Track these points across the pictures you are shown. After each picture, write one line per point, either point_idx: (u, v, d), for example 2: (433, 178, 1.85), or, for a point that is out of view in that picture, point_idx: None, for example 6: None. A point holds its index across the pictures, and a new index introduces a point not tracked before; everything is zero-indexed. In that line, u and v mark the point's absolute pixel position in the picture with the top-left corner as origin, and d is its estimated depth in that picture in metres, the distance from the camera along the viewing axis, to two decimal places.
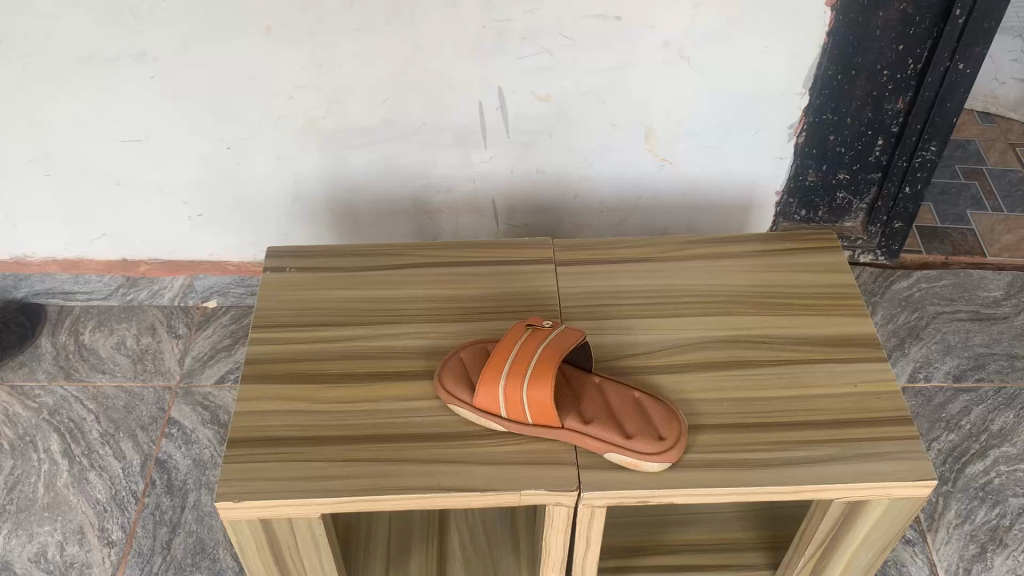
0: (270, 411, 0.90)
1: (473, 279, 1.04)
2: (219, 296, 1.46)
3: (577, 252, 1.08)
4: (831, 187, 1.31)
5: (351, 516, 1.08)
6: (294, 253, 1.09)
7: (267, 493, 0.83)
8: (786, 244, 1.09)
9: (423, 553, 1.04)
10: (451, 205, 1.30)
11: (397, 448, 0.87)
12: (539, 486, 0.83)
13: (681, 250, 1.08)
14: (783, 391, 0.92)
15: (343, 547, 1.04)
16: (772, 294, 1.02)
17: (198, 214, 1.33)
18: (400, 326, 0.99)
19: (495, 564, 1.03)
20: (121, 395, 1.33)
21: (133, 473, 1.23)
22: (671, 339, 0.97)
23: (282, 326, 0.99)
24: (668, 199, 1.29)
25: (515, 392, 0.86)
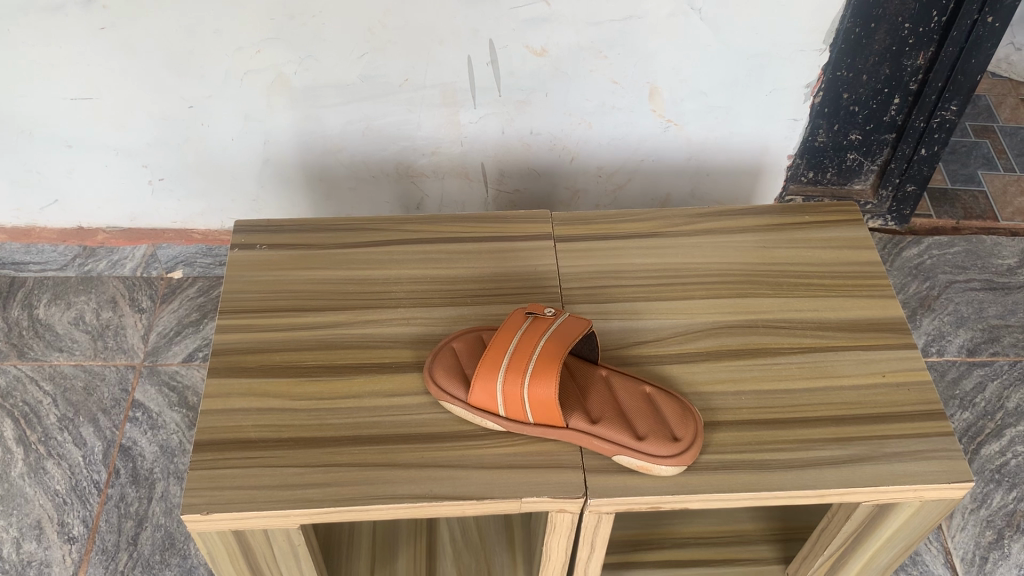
0: (241, 409, 0.81)
1: (464, 257, 0.95)
2: (185, 266, 1.35)
3: (578, 226, 0.98)
4: (842, 148, 1.27)
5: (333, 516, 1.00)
6: (265, 226, 0.99)
7: (238, 504, 0.74)
8: (803, 217, 1.00)
9: (411, 554, 0.96)
10: (436, 168, 1.19)
11: (382, 451, 0.78)
12: (541, 493, 0.75)
13: (691, 223, 0.99)
14: (806, 382, 0.84)
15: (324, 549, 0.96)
16: (790, 272, 0.94)
17: (159, 178, 1.22)
18: (385, 311, 0.89)
19: (489, 564, 0.96)
20: (80, 375, 1.23)
21: (94, 461, 1.14)
22: (681, 324, 0.88)
23: (252, 312, 0.89)
24: (672, 163, 1.19)
25: (515, 390, 0.77)
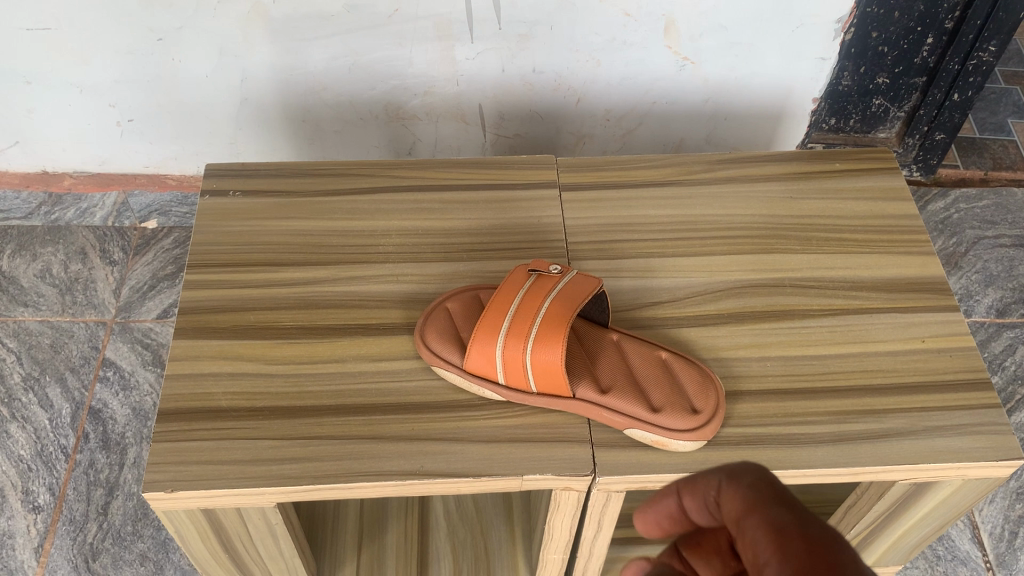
0: (211, 374, 0.73)
1: (460, 208, 0.86)
2: (160, 215, 1.25)
3: (586, 173, 0.89)
4: (868, 92, 1.18)
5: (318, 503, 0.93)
6: (240, 170, 0.89)
7: (205, 481, 0.67)
8: (834, 165, 0.90)
9: (401, 544, 0.90)
10: (429, 110, 1.10)
11: (368, 422, 0.70)
12: (544, 471, 0.68)
13: (710, 170, 0.90)
14: (838, 348, 0.76)
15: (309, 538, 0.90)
16: (819, 226, 0.85)
17: (129, 119, 1.12)
18: (372, 266, 0.81)
19: (488, 557, 0.90)
20: (47, 332, 1.14)
21: (61, 424, 1.06)
22: (699, 282, 0.80)
23: (224, 266, 0.80)
24: (687, 106, 1.10)
25: (517, 355, 0.69)
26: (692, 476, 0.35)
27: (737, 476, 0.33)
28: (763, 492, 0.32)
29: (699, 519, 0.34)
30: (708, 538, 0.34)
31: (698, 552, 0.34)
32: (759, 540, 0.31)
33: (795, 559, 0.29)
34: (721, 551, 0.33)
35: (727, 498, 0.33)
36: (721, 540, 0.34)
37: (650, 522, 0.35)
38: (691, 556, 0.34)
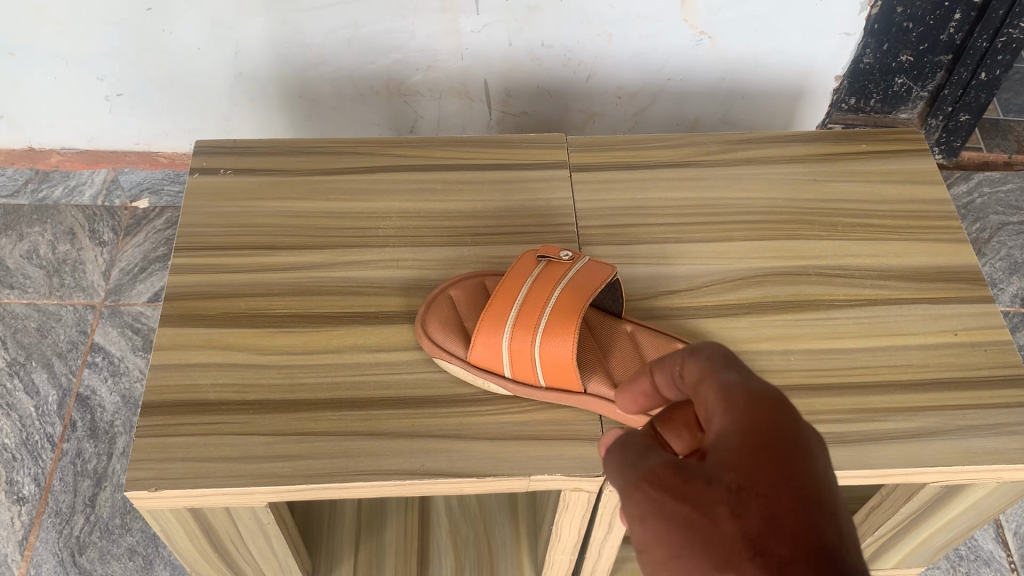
0: (200, 365, 0.68)
1: (463, 188, 0.81)
2: (151, 194, 1.21)
3: (598, 152, 0.84)
4: (890, 70, 1.06)
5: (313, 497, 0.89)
6: (231, 146, 0.84)
7: (192, 479, 0.62)
8: (859, 146, 0.85)
9: (399, 542, 0.86)
10: (431, 86, 1.04)
11: (365, 417, 0.66)
12: (553, 471, 0.63)
13: (729, 150, 0.85)
14: (866, 342, 0.71)
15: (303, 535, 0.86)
16: (845, 210, 0.80)
17: (117, 94, 1.06)
18: (370, 251, 0.76)
19: (492, 558, 0.86)
20: (33, 315, 1.10)
21: (48, 412, 1.02)
22: (718, 270, 0.75)
23: (215, 249, 0.76)
24: (702, 84, 1.04)
25: (524, 348, 0.65)
26: (664, 357, 0.39)
27: (697, 350, 0.37)
28: (718, 360, 0.36)
29: (672, 393, 0.38)
30: (677, 412, 0.37)
31: (670, 426, 0.37)
32: (711, 402, 0.34)
33: (736, 411, 0.33)
34: (688, 425, 0.37)
35: (685, 368, 0.36)
36: (689, 414, 0.37)
37: (630, 395, 0.40)
38: (664, 430, 0.37)
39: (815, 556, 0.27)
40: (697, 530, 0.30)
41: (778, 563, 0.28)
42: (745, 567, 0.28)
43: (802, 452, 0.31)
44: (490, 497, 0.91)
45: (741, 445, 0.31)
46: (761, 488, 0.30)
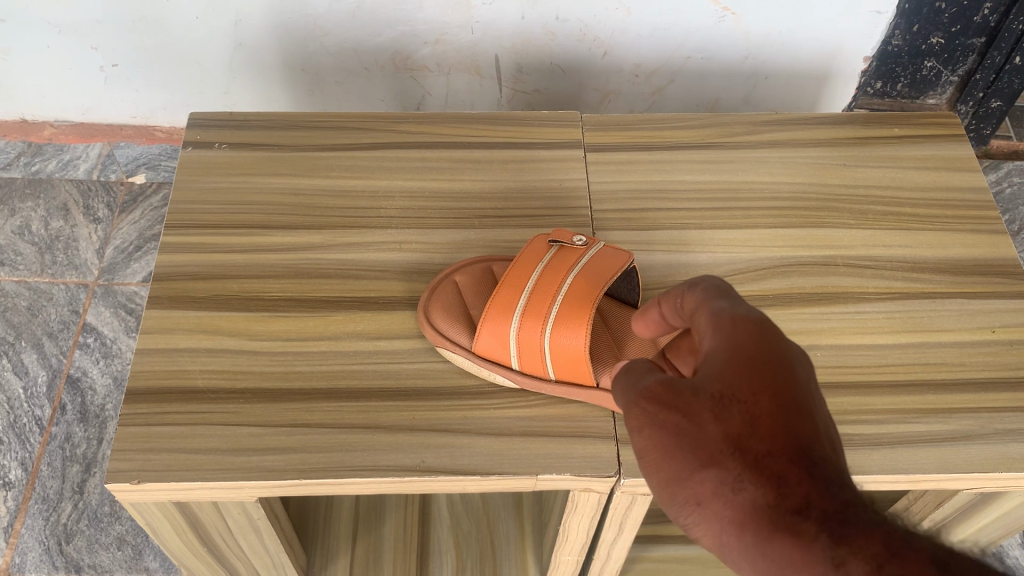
0: (188, 350, 0.64)
1: (471, 167, 0.76)
2: (148, 169, 1.17)
3: (615, 131, 0.79)
4: (920, 53, 0.97)
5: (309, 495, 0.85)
6: (227, 119, 0.80)
7: (177, 472, 0.58)
8: (892, 130, 0.81)
9: (399, 543, 0.83)
10: (440, 61, 1.00)
11: (363, 409, 0.62)
12: (562, 471, 0.59)
13: (754, 132, 0.80)
14: (898, 338, 0.67)
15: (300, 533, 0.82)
16: (876, 198, 0.75)
17: (112, 64, 1.02)
18: (371, 231, 0.72)
19: (495, 562, 0.82)
20: (24, 294, 1.06)
21: (37, 394, 0.98)
22: (740, 259, 0.70)
23: (207, 228, 0.71)
24: (724, 63, 0.99)
25: (533, 338, 0.61)
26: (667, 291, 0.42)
27: (696, 284, 0.40)
28: (713, 292, 0.39)
29: (676, 320, 0.41)
30: (683, 341, 0.43)
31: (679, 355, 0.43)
32: (702, 325, 0.37)
33: (725, 332, 0.36)
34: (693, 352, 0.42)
35: (685, 299, 0.39)
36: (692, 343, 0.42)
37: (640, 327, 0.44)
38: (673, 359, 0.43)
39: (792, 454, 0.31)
40: (686, 435, 0.33)
41: (757, 461, 0.32)
42: (731, 465, 0.32)
43: (779, 364, 0.34)
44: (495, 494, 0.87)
45: (729, 360, 0.34)
46: (742, 395, 0.33)
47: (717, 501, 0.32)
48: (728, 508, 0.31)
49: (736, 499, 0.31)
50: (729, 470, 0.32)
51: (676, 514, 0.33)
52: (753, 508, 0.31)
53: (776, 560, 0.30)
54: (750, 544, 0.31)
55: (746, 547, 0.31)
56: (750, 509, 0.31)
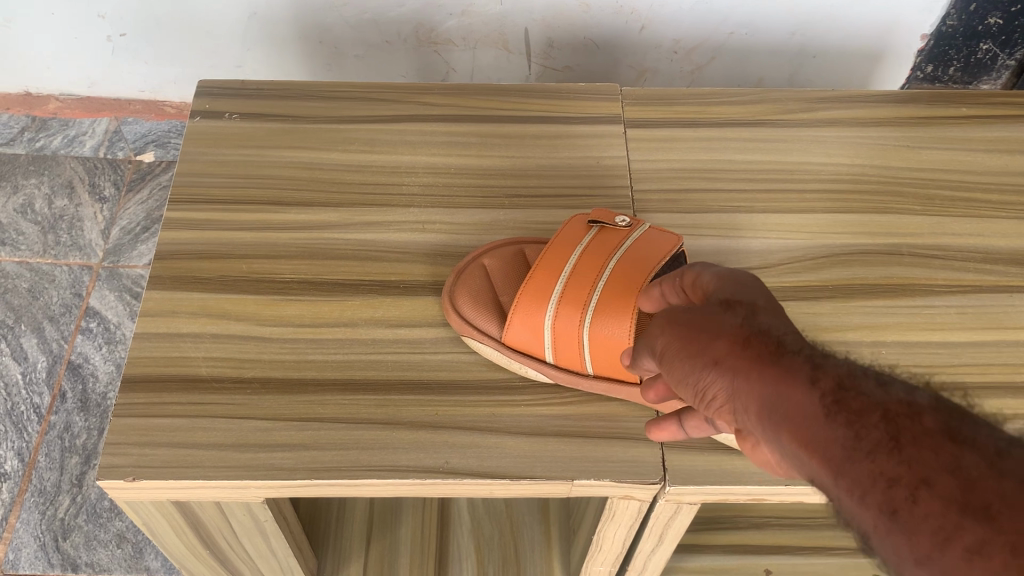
0: (191, 335, 0.59)
1: (501, 142, 0.70)
2: (157, 147, 1.12)
3: (657, 106, 0.73)
4: (975, 33, 0.88)
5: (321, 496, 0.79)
6: (239, 88, 0.74)
7: (175, 469, 0.53)
8: (959, 110, 0.74)
9: (416, 550, 0.77)
10: (466, 34, 0.94)
11: (381, 403, 0.56)
12: (601, 476, 0.53)
13: (808, 109, 0.73)
14: (971, 335, 0.60)
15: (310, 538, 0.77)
16: (944, 182, 0.69)
17: (120, 33, 0.96)
18: (392, 210, 0.66)
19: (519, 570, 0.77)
20: (25, 275, 1.01)
21: (36, 381, 0.93)
22: (795, 246, 0.64)
23: (216, 203, 0.66)
24: (769, 40, 0.93)
25: (570, 327, 0.55)
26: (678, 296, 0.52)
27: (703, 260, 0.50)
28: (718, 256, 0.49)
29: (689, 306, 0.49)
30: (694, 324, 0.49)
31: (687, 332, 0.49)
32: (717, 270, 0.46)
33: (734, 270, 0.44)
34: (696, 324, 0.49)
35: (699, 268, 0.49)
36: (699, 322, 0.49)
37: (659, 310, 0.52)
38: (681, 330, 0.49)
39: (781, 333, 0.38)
40: (699, 322, 0.40)
41: (755, 334, 0.38)
42: (735, 333, 0.39)
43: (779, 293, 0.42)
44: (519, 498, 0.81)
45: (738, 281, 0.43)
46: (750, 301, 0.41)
47: (722, 356, 0.38)
48: (728, 359, 0.38)
49: (735, 352, 0.38)
50: (736, 339, 0.38)
51: (688, 376, 0.39)
52: (753, 359, 0.37)
53: (763, 388, 0.36)
54: (745, 384, 0.36)
55: (744, 388, 0.37)
56: (750, 360, 0.37)
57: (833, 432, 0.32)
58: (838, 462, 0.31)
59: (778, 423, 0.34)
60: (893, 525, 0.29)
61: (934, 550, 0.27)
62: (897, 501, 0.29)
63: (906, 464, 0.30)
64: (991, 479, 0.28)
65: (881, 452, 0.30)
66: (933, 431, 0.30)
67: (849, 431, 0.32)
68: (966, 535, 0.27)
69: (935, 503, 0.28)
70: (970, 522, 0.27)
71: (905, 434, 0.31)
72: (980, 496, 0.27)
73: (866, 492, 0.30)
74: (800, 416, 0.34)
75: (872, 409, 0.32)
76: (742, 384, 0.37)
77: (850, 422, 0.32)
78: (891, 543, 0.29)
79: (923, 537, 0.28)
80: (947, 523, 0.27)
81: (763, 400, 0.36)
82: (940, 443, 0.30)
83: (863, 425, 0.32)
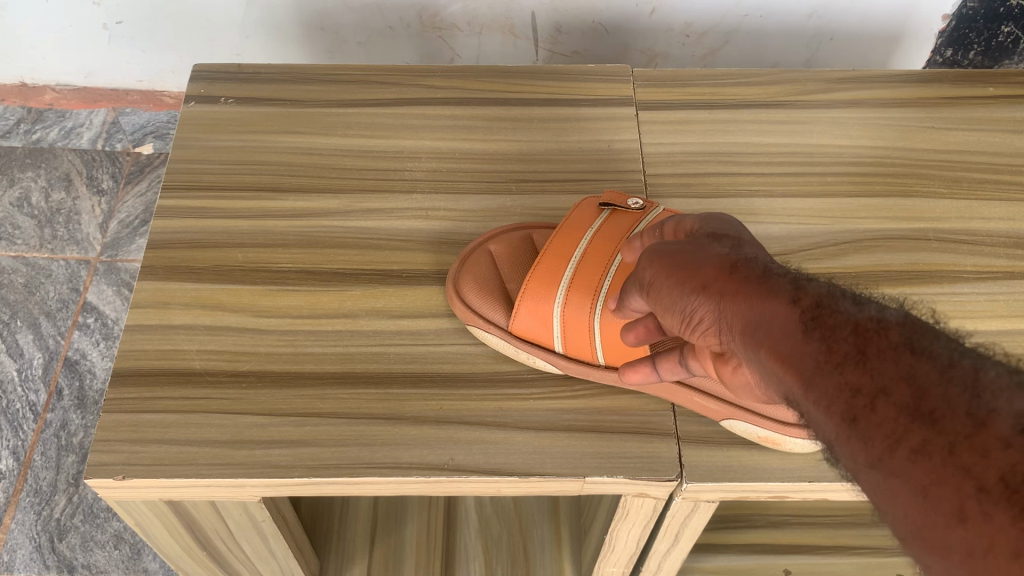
0: (185, 327, 0.56)
1: (508, 126, 0.68)
2: (155, 139, 1.10)
3: (670, 88, 0.70)
4: (997, 16, 0.86)
5: (323, 495, 0.77)
6: (235, 72, 0.71)
7: (167, 467, 0.50)
8: (985, 90, 0.71)
9: (422, 550, 0.75)
10: (470, 19, 0.91)
11: (383, 397, 0.53)
12: (614, 473, 0.51)
13: (828, 90, 0.70)
14: (1005, 324, 0.56)
15: (311, 539, 0.74)
16: (971, 165, 0.66)
17: (117, 21, 0.94)
18: (394, 196, 0.63)
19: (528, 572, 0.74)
20: (21, 270, 0.98)
21: (31, 377, 0.91)
22: (815, 231, 0.61)
23: (211, 190, 0.63)
24: (785, 22, 0.90)
25: (581, 315, 0.52)
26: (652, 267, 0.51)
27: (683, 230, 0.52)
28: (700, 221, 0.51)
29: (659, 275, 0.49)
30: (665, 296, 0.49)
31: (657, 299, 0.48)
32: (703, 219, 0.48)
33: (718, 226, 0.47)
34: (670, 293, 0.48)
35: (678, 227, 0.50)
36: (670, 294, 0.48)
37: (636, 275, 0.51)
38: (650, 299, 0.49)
39: (763, 262, 0.41)
40: (685, 256, 0.42)
41: (735, 263, 0.40)
42: (720, 264, 0.41)
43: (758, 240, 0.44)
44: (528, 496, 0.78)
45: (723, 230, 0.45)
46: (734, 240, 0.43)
47: (705, 284, 0.40)
48: (712, 286, 0.39)
49: (717, 277, 0.40)
50: (719, 269, 0.40)
51: (670, 301, 0.41)
52: (734, 283, 0.39)
53: (742, 310, 0.38)
54: (726, 306, 0.38)
55: (723, 311, 0.38)
56: (732, 285, 0.39)
57: (807, 349, 0.34)
58: (808, 373, 0.33)
59: (753, 339, 0.36)
60: (851, 429, 0.31)
61: (886, 453, 0.29)
62: (857, 408, 0.31)
63: (867, 374, 0.32)
64: (942, 387, 0.30)
65: (848, 365, 0.32)
66: (895, 346, 0.32)
67: (818, 346, 0.34)
68: (913, 438, 0.29)
69: (890, 410, 0.30)
70: (919, 426, 0.29)
71: (870, 349, 0.33)
72: (929, 403, 0.29)
73: (831, 400, 0.32)
74: (776, 333, 0.35)
75: (844, 327, 0.34)
76: (721, 305, 0.39)
77: (819, 336, 0.34)
78: (849, 446, 0.31)
79: (876, 440, 0.30)
80: (899, 428, 0.30)
81: (739, 322, 0.38)
82: (902, 357, 0.32)
83: (833, 339, 0.34)
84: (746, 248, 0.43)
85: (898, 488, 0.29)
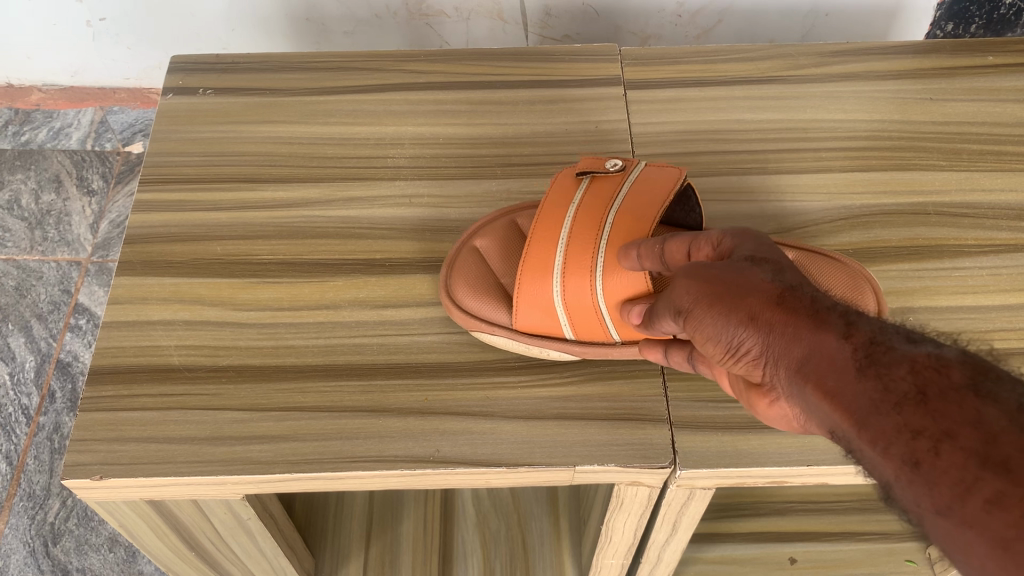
0: (163, 322, 0.55)
1: (493, 109, 0.66)
2: (144, 137, 1.08)
3: (659, 66, 0.68)
4: None
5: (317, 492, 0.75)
6: (214, 63, 0.70)
7: (145, 466, 0.49)
8: (984, 58, 0.69)
9: (418, 546, 0.73)
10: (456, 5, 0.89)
11: (366, 389, 0.52)
12: (606, 461, 0.49)
13: (822, 64, 0.69)
14: (1009, 298, 0.54)
15: (305, 538, 0.73)
16: (971, 136, 0.64)
17: (100, 19, 0.93)
18: (377, 184, 0.61)
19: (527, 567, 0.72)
20: (12, 273, 0.97)
21: (24, 380, 0.90)
22: (810, 207, 0.59)
23: (190, 183, 0.62)
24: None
25: (582, 299, 0.50)
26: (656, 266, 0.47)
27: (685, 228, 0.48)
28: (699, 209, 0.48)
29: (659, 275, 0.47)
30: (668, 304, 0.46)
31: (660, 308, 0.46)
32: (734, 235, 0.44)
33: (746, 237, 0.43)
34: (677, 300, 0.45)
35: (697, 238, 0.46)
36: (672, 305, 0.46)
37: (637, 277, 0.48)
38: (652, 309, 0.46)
39: (806, 289, 0.37)
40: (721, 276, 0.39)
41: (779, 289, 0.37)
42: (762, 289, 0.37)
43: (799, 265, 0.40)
44: (526, 488, 0.77)
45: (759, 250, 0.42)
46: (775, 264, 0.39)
47: (746, 309, 0.37)
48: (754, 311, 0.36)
49: (759, 303, 0.36)
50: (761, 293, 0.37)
51: (712, 330, 0.37)
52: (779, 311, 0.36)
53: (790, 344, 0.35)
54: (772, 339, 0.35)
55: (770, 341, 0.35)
56: (776, 314, 0.36)
57: (863, 388, 0.31)
58: (863, 413, 0.31)
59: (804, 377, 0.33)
60: (913, 473, 0.28)
61: (954, 500, 0.27)
62: (919, 451, 0.28)
63: (929, 417, 0.29)
64: (1014, 432, 0.27)
65: (908, 405, 0.30)
66: (957, 385, 0.29)
67: (874, 385, 0.31)
68: (985, 487, 0.26)
69: (957, 454, 0.27)
70: (990, 474, 0.26)
71: (930, 388, 0.30)
72: (1000, 448, 0.26)
73: (888, 441, 0.29)
74: (828, 370, 0.33)
75: (900, 364, 0.31)
76: (764, 338, 0.36)
77: (874, 375, 0.31)
78: (911, 492, 0.28)
79: (942, 487, 0.27)
80: (967, 475, 0.27)
81: (788, 356, 0.35)
82: (964, 396, 0.29)
83: (890, 377, 0.31)
84: (791, 272, 0.39)
85: (971, 539, 0.26)
